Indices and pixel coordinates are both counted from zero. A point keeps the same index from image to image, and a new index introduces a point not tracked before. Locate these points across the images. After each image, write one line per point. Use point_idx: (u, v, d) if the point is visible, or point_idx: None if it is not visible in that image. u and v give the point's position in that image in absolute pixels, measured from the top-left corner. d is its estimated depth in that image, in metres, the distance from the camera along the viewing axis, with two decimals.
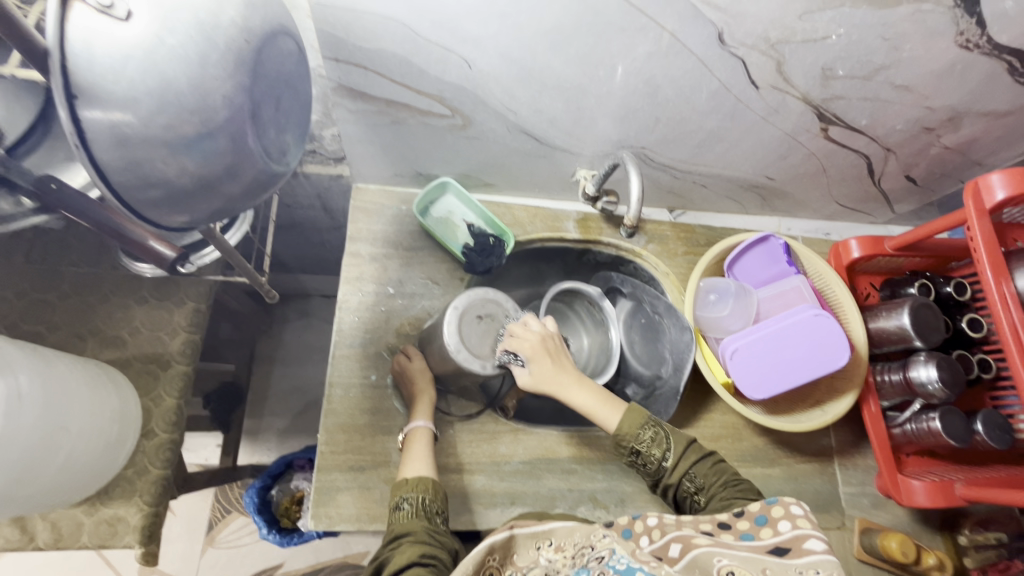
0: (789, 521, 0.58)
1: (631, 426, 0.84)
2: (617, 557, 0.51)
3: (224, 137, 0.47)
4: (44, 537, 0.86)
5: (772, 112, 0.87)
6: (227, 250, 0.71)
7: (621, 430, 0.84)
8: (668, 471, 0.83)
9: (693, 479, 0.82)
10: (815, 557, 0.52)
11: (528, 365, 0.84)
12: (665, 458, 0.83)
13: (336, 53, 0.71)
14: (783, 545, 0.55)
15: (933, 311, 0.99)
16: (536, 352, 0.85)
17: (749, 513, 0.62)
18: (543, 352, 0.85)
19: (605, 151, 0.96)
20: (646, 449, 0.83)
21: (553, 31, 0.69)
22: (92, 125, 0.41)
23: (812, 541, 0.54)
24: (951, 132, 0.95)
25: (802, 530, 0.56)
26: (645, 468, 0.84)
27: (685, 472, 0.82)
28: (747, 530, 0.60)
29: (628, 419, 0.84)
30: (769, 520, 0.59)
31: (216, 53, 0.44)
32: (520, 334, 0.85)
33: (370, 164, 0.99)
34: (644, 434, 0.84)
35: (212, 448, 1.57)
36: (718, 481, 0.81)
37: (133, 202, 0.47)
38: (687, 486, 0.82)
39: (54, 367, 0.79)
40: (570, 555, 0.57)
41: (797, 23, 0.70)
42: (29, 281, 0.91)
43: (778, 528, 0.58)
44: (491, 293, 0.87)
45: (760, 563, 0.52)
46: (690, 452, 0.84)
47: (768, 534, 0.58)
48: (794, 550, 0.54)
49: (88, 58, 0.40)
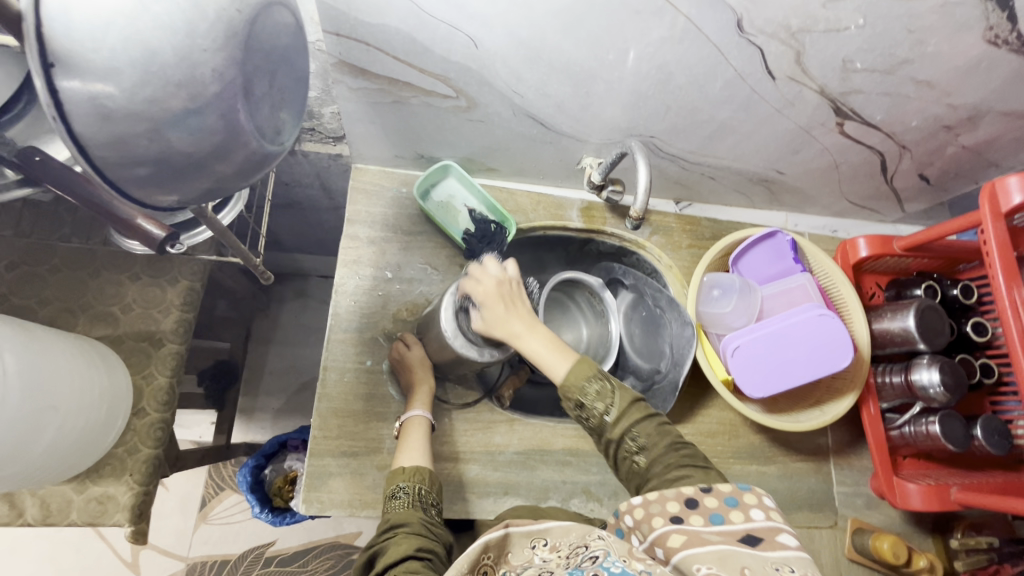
0: (762, 510, 0.57)
1: (575, 377, 0.74)
2: (612, 560, 0.52)
3: (214, 114, 0.44)
4: (33, 513, 0.85)
5: (787, 104, 0.84)
6: (220, 230, 0.68)
7: (567, 381, 0.74)
8: (610, 427, 0.72)
9: (636, 438, 0.71)
10: (788, 552, 0.52)
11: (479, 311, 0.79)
12: (608, 413, 0.72)
13: (337, 27, 0.68)
14: (756, 534, 0.55)
15: (938, 314, 0.98)
16: (488, 297, 0.79)
17: (718, 492, 0.60)
18: (495, 295, 0.79)
19: (614, 139, 0.94)
20: (590, 401, 0.73)
21: (563, 11, 0.66)
22: (72, 96, 0.39)
23: (784, 536, 0.54)
24: (969, 131, 0.93)
25: (774, 523, 0.56)
26: (586, 422, 0.74)
27: (627, 430, 0.71)
28: (716, 512, 0.58)
29: (575, 370, 0.74)
30: (740, 504, 0.58)
31: (205, 22, 0.41)
32: (479, 279, 0.80)
33: (370, 144, 0.97)
34: (590, 386, 0.73)
35: (206, 425, 1.57)
36: (664, 444, 0.70)
37: (117, 178, 0.44)
38: (628, 445, 0.71)
39: (43, 343, 0.77)
40: (564, 555, 0.56)
41: (820, 11, 0.67)
42: (19, 254, 0.90)
43: (750, 515, 0.57)
44: (470, 277, 0.83)
45: (738, 559, 0.51)
46: (638, 407, 0.73)
47: (738, 517, 0.57)
48: (767, 542, 0.53)
49: (66, 25, 0.38)
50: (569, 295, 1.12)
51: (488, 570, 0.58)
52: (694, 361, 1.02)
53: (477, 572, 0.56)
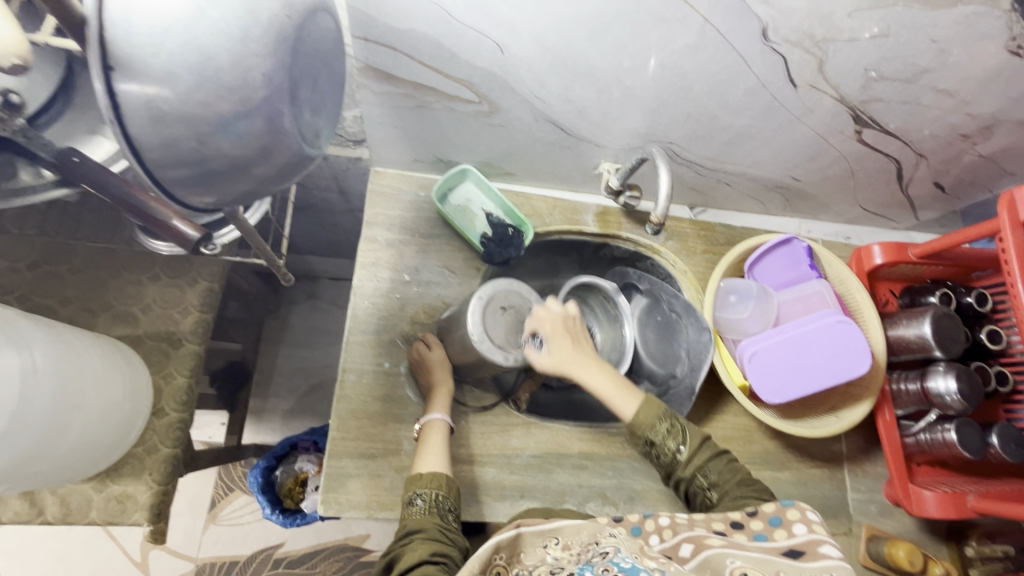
0: (805, 525, 0.57)
1: (646, 416, 0.82)
2: (621, 555, 0.51)
3: (260, 117, 0.44)
4: (53, 511, 0.85)
5: (807, 111, 0.85)
6: (248, 229, 0.69)
7: (636, 419, 0.82)
8: (682, 464, 0.81)
9: (708, 475, 0.80)
10: (829, 561, 0.52)
11: (547, 348, 0.84)
12: (680, 450, 0.81)
13: (366, 32, 0.69)
14: (797, 548, 0.55)
15: (954, 321, 0.98)
16: (556, 332, 0.85)
17: (762, 514, 0.61)
18: (562, 330, 0.85)
19: (633, 145, 0.94)
20: (661, 440, 0.81)
21: (592, 18, 0.67)
22: (128, 99, 0.39)
23: (827, 547, 0.54)
24: (986, 140, 0.93)
25: (817, 536, 0.56)
26: (658, 460, 0.83)
27: (700, 466, 0.80)
28: (761, 532, 0.60)
29: (644, 410, 0.82)
30: (784, 522, 0.59)
31: (258, 28, 0.42)
32: (543, 316, 0.85)
33: (390, 148, 0.98)
34: (660, 425, 0.82)
35: (217, 426, 1.57)
36: (733, 480, 0.79)
37: (162, 180, 0.45)
38: (700, 481, 0.80)
39: (69, 342, 0.78)
40: (575, 553, 0.58)
41: (844, 21, 0.68)
42: (41, 254, 0.91)
43: (793, 531, 0.58)
44: (516, 285, 0.86)
45: (774, 565, 0.52)
46: (706, 448, 0.82)
47: (782, 535, 0.58)
48: (809, 554, 0.54)
49: (127, 29, 0.38)
50: (583, 298, 1.12)
51: (501, 570, 0.58)
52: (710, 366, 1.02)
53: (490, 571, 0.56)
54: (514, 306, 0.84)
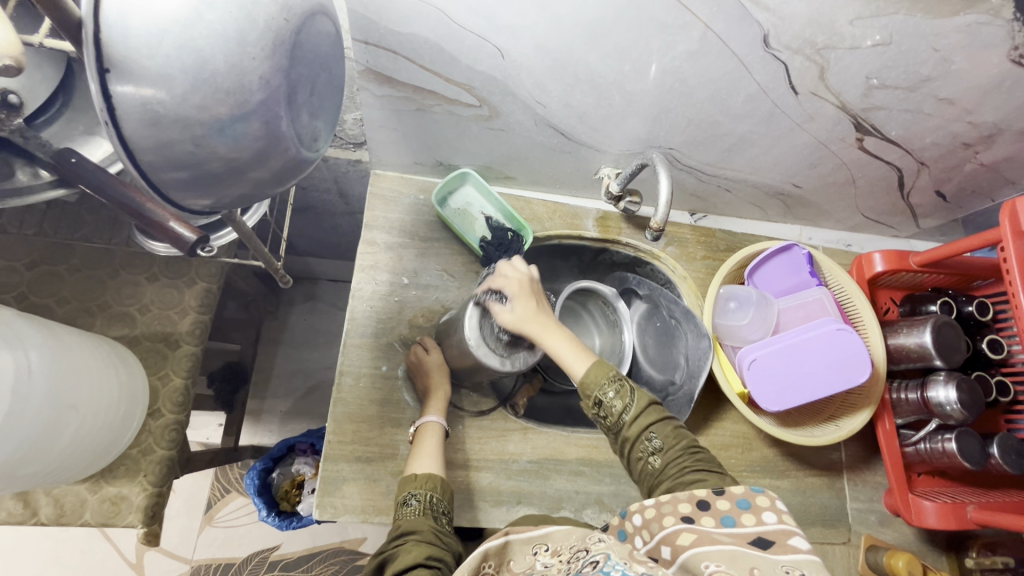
0: (774, 514, 0.57)
1: (596, 375, 0.76)
2: (611, 563, 0.49)
3: (258, 120, 0.44)
4: (46, 512, 0.85)
5: (808, 118, 0.84)
6: (246, 233, 0.69)
7: (586, 377, 0.77)
8: (627, 425, 0.75)
9: (653, 440, 0.74)
10: (799, 556, 0.52)
11: (510, 304, 0.79)
12: (626, 411, 0.75)
13: (366, 35, 0.69)
14: (766, 537, 0.55)
15: (955, 330, 0.97)
16: (521, 291, 0.80)
17: (730, 495, 0.60)
18: (527, 291, 0.81)
19: (633, 150, 0.94)
20: (609, 396, 0.76)
21: (593, 24, 0.67)
22: (123, 101, 0.39)
23: (796, 539, 0.54)
24: (987, 148, 0.93)
25: (787, 526, 0.55)
26: (604, 421, 0.77)
27: (644, 428, 0.75)
28: (728, 514, 0.59)
29: (595, 368, 0.76)
30: (752, 507, 0.58)
31: (255, 32, 0.42)
32: (507, 273, 0.82)
33: (390, 151, 0.97)
34: (609, 386, 0.76)
35: (214, 427, 1.57)
36: (680, 446, 0.73)
37: (157, 182, 0.44)
38: (646, 445, 0.74)
39: (65, 342, 0.77)
40: (565, 559, 0.56)
41: (846, 28, 0.67)
42: (39, 253, 0.90)
43: (761, 517, 0.57)
44: (498, 270, 0.88)
45: (747, 560, 0.51)
46: (656, 409, 0.77)
47: (749, 520, 0.57)
48: (778, 546, 0.53)
49: (124, 32, 0.38)
50: (582, 303, 1.11)
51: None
52: (709, 373, 1.02)
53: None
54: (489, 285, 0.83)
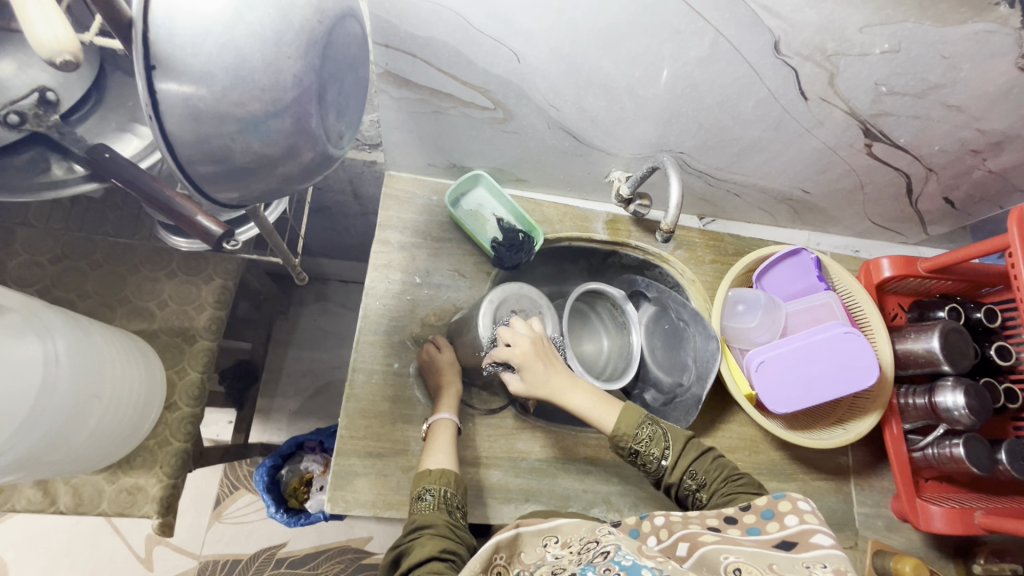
0: (797, 516, 0.59)
1: (628, 425, 0.79)
2: (622, 553, 0.51)
3: (289, 117, 0.46)
4: (65, 501, 0.87)
5: (817, 124, 0.86)
6: (267, 228, 0.71)
7: (619, 429, 0.79)
8: (668, 471, 0.79)
9: (696, 476, 0.79)
10: (820, 551, 0.53)
11: (519, 373, 0.77)
12: (664, 458, 0.79)
13: (386, 39, 0.71)
14: (790, 539, 0.57)
15: (963, 336, 0.98)
16: (527, 360, 0.76)
17: (755, 507, 0.63)
18: (538, 352, 0.77)
19: (644, 154, 0.95)
20: (644, 448, 0.79)
21: (607, 30, 0.69)
22: (168, 98, 0.41)
23: (819, 536, 0.55)
24: (996, 156, 0.94)
25: (809, 526, 0.57)
26: (643, 468, 0.80)
27: (686, 469, 0.79)
28: (753, 525, 0.61)
29: (625, 419, 0.79)
30: (776, 515, 0.61)
31: (291, 32, 0.44)
32: (513, 343, 0.77)
33: (405, 152, 0.99)
34: (641, 434, 0.79)
35: (224, 424, 1.59)
36: (720, 477, 0.78)
37: (192, 175, 0.46)
38: (688, 484, 0.79)
39: (92, 334, 0.79)
40: (575, 551, 0.58)
41: (855, 36, 0.69)
42: (63, 248, 0.93)
43: (785, 522, 0.59)
44: (525, 289, 0.88)
45: (766, 558, 0.53)
46: (691, 447, 0.81)
47: (774, 527, 0.60)
48: (801, 545, 0.55)
49: (170, 31, 0.40)
50: (591, 305, 1.12)
51: (501, 570, 0.60)
52: (717, 375, 1.02)
53: (490, 571, 0.59)
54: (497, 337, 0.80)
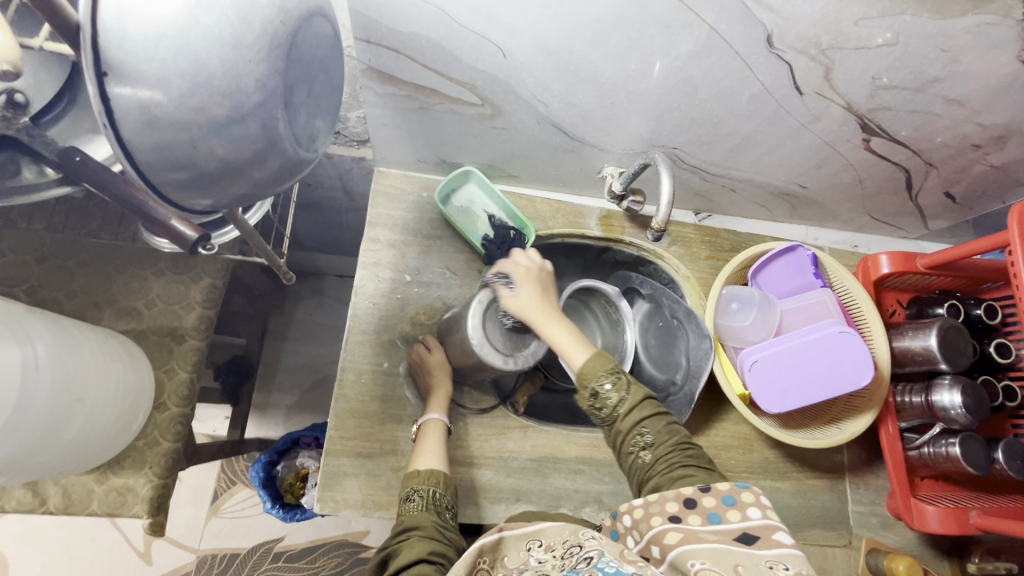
0: (758, 508, 0.57)
1: (593, 366, 0.71)
2: (605, 560, 0.50)
3: (254, 122, 0.45)
4: (55, 502, 0.87)
5: (813, 119, 0.83)
6: (249, 230, 0.70)
7: (583, 368, 0.72)
8: (620, 417, 0.70)
9: (645, 433, 0.69)
10: (783, 550, 0.53)
11: (516, 288, 0.79)
12: (620, 402, 0.70)
13: (368, 34, 0.69)
14: (752, 533, 0.55)
15: (961, 334, 0.96)
16: (527, 277, 0.80)
17: (715, 491, 0.59)
18: (534, 279, 0.80)
19: (636, 149, 0.94)
20: (605, 387, 0.71)
21: (594, 24, 0.67)
22: (121, 103, 0.40)
23: (781, 534, 0.55)
24: (997, 150, 0.91)
25: (771, 521, 0.56)
26: (598, 414, 0.72)
27: (638, 423, 0.69)
28: (713, 510, 0.58)
29: (593, 361, 0.72)
30: (738, 503, 0.58)
31: (251, 34, 0.42)
32: (519, 261, 0.82)
33: (394, 148, 0.98)
34: (606, 378, 0.71)
35: (220, 420, 1.59)
36: (672, 442, 0.68)
37: (157, 182, 0.45)
38: (638, 438, 0.69)
39: (73, 338, 0.79)
40: (558, 555, 0.57)
41: (851, 28, 0.67)
42: (49, 248, 0.92)
43: (746, 513, 0.57)
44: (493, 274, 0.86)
45: (732, 557, 0.52)
46: (652, 404, 0.71)
47: (735, 516, 0.57)
48: (763, 540, 0.54)
49: (122, 35, 0.39)
50: (585, 303, 1.11)
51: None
52: (710, 374, 1.01)
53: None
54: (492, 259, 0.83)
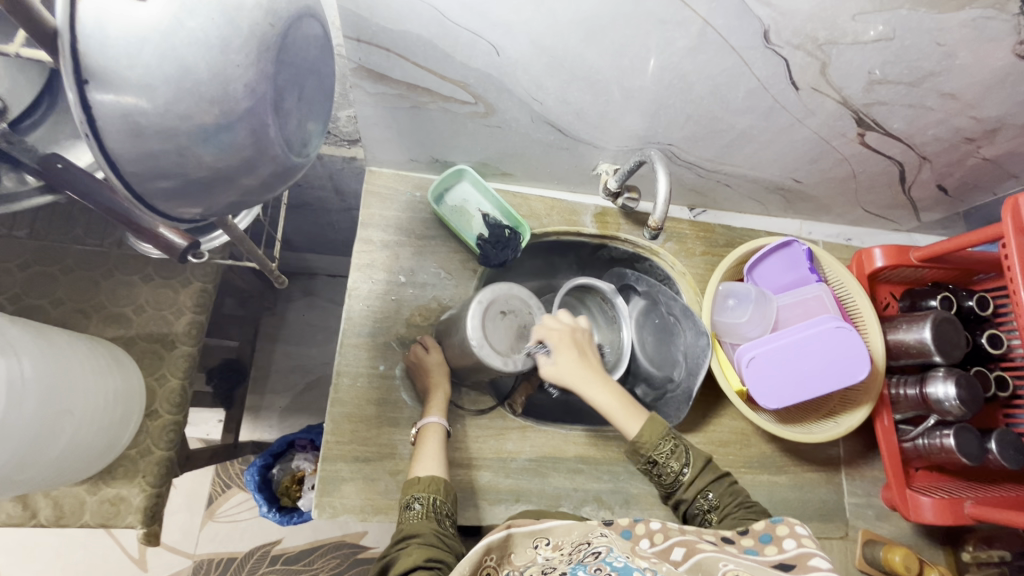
0: (795, 541, 0.58)
1: (651, 434, 0.83)
2: (613, 555, 0.50)
3: (244, 128, 0.43)
4: (46, 514, 0.85)
5: (809, 114, 0.83)
6: (237, 235, 0.68)
7: (641, 437, 0.83)
8: (684, 485, 0.83)
9: (709, 498, 0.82)
10: (816, 572, 0.51)
11: (552, 355, 0.85)
12: (683, 472, 0.83)
13: (358, 33, 0.67)
14: (788, 561, 0.55)
15: (955, 326, 0.97)
16: (563, 342, 0.85)
17: (755, 531, 0.63)
18: (568, 343, 0.86)
19: (632, 146, 0.93)
20: (663, 459, 0.83)
21: (589, 21, 0.65)
22: (103, 110, 0.38)
23: (816, 559, 0.53)
24: (989, 143, 0.92)
25: (806, 549, 0.55)
26: (659, 480, 0.84)
27: (700, 489, 0.82)
28: (752, 547, 0.60)
29: (649, 428, 0.83)
30: (774, 538, 0.60)
31: (239, 38, 0.41)
32: (550, 325, 0.86)
33: (385, 148, 0.96)
34: (664, 446, 0.83)
35: (214, 423, 1.57)
36: (733, 502, 0.80)
37: (143, 192, 0.44)
38: (700, 503, 0.82)
39: (60, 347, 0.77)
40: (566, 552, 0.57)
41: (848, 23, 0.66)
42: (32, 254, 0.89)
43: (784, 545, 0.58)
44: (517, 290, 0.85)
45: (760, 570, 0.51)
46: (709, 469, 0.84)
47: (772, 550, 0.58)
48: (798, 566, 0.53)
49: (101, 41, 0.37)
50: (580, 299, 1.10)
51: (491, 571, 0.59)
52: (707, 370, 1.02)
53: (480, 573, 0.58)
54: (516, 310, 0.83)
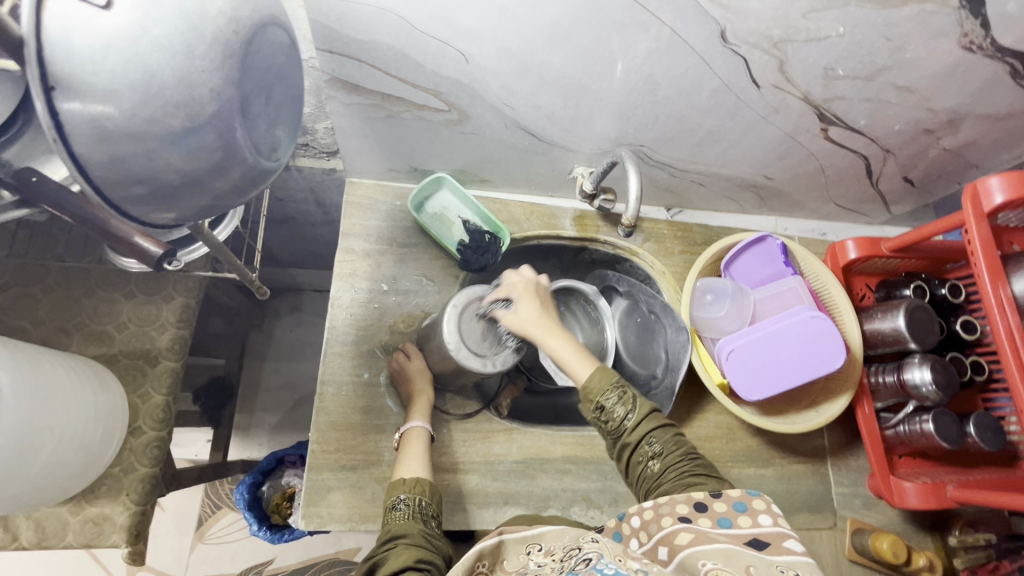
0: (770, 516, 0.58)
1: (600, 381, 0.76)
2: (604, 562, 0.50)
3: (212, 132, 0.46)
4: (27, 536, 0.84)
5: (772, 111, 0.86)
6: (216, 245, 0.69)
7: (589, 382, 0.76)
8: (629, 431, 0.75)
9: (653, 444, 0.74)
10: (793, 557, 0.52)
11: (514, 306, 0.80)
12: (629, 416, 0.75)
13: (329, 45, 0.69)
14: (763, 539, 0.55)
15: (928, 313, 1.00)
16: (526, 294, 0.81)
17: (726, 497, 0.61)
18: (532, 294, 0.81)
19: (604, 149, 0.95)
20: (612, 404, 0.75)
21: (553, 25, 0.68)
22: (71, 118, 0.41)
23: (790, 541, 0.54)
24: (949, 134, 0.95)
25: (782, 529, 0.56)
26: (604, 426, 0.76)
27: (645, 434, 0.74)
28: (724, 516, 0.59)
29: (598, 374, 0.76)
30: (749, 509, 0.59)
31: (203, 44, 0.43)
32: (513, 279, 0.83)
33: (364, 158, 0.98)
34: (612, 393, 0.76)
35: (202, 443, 1.56)
36: (677, 451, 0.73)
37: (116, 198, 0.47)
38: (646, 449, 0.74)
39: (38, 361, 0.77)
40: (558, 559, 0.56)
41: (800, 21, 0.69)
42: (12, 274, 0.90)
43: (758, 520, 0.57)
44: (473, 289, 0.85)
45: (742, 558, 0.52)
46: (656, 417, 0.77)
47: (745, 522, 0.58)
48: (774, 547, 0.54)
49: (67, 49, 0.40)
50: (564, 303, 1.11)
51: None
52: (689, 365, 1.03)
53: None
54: (495, 286, 0.83)
